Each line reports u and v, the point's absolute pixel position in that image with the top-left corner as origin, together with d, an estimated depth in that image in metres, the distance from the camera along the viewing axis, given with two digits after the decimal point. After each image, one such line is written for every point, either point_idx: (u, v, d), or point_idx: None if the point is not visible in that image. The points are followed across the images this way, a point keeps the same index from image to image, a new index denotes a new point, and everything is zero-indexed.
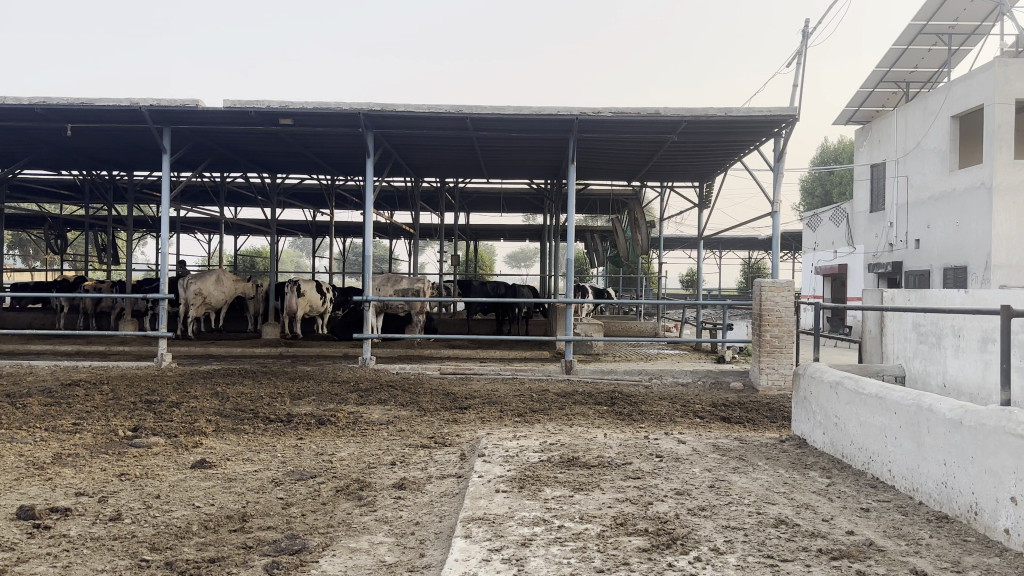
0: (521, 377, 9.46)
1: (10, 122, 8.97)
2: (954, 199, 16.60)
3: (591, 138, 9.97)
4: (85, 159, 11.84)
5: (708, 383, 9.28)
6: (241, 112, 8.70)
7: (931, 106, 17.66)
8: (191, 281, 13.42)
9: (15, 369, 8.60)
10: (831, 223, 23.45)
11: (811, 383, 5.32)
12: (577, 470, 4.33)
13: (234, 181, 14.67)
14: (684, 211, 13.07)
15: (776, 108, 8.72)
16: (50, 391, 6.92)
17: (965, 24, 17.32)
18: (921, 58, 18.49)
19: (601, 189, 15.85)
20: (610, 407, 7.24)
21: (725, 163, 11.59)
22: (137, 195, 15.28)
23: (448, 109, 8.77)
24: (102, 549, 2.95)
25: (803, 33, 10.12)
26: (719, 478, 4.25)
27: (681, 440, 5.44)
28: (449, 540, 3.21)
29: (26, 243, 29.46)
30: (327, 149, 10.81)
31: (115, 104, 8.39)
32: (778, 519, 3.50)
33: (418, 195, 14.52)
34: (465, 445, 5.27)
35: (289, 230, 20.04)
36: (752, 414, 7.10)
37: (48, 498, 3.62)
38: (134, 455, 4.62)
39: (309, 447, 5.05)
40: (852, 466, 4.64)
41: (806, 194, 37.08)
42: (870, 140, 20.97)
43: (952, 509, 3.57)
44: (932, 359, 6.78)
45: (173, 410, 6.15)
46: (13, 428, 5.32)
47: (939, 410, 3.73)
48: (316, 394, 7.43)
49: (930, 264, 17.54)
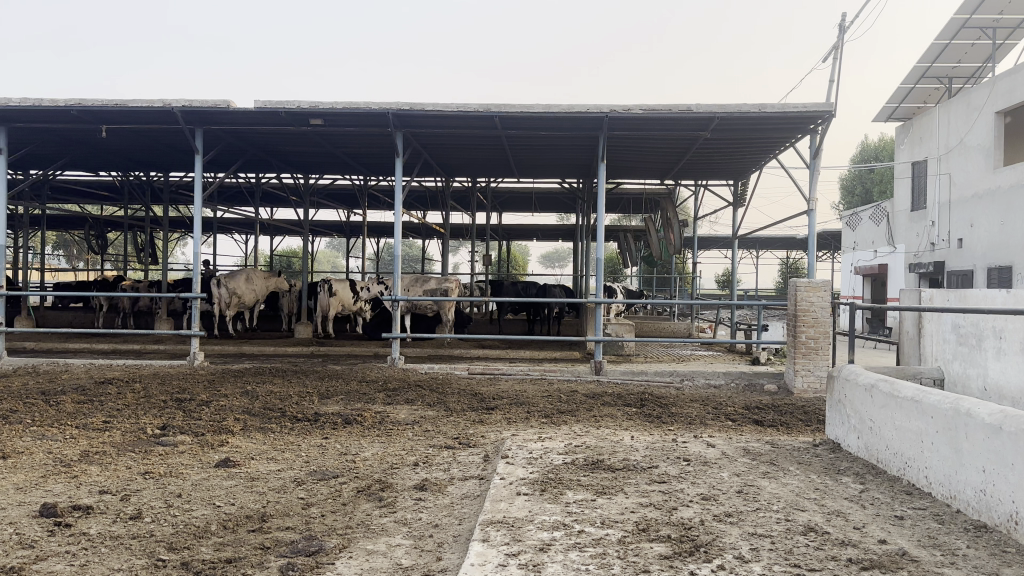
0: (549, 378, 9.38)
1: (50, 125, 9.24)
2: (999, 196, 15.95)
3: (620, 135, 9.83)
4: (121, 161, 12.18)
5: (741, 384, 9.06)
6: (271, 113, 8.82)
7: (975, 101, 17.02)
8: (225, 280, 13.70)
9: (53, 367, 8.86)
10: (871, 221, 22.80)
11: (846, 386, 5.13)
12: (601, 474, 4.24)
13: (267, 183, 14.89)
14: (718, 210, 12.82)
15: (811, 104, 8.47)
16: (85, 389, 7.10)
17: (1010, 17, 16.62)
18: (965, 51, 17.83)
19: (634, 188, 15.67)
20: (639, 409, 7.12)
21: (759, 161, 11.34)
22: (173, 196, 15.61)
23: (475, 107, 8.74)
24: (120, 548, 2.99)
25: (840, 26, 9.87)
26: (748, 483, 4.12)
27: (711, 444, 5.29)
28: (466, 544, 3.16)
29: (70, 244, 30.63)
30: (356, 149, 10.88)
31: (148, 105, 8.57)
32: (807, 526, 3.36)
33: (449, 195, 14.53)
34: (489, 446, 5.23)
35: (322, 231, 20.28)
36: (785, 417, 6.91)
37: (72, 496, 3.68)
38: (160, 453, 4.68)
39: (333, 447, 5.05)
40: (888, 472, 4.46)
41: (846, 192, 36.26)
42: (911, 136, 20.27)
43: (992, 518, 3.38)
44: (972, 361, 6.46)
45: (202, 408, 6.25)
46: (46, 426, 5.46)
47: (977, 414, 3.55)
48: (344, 393, 7.48)
49: (974, 263, 16.89)
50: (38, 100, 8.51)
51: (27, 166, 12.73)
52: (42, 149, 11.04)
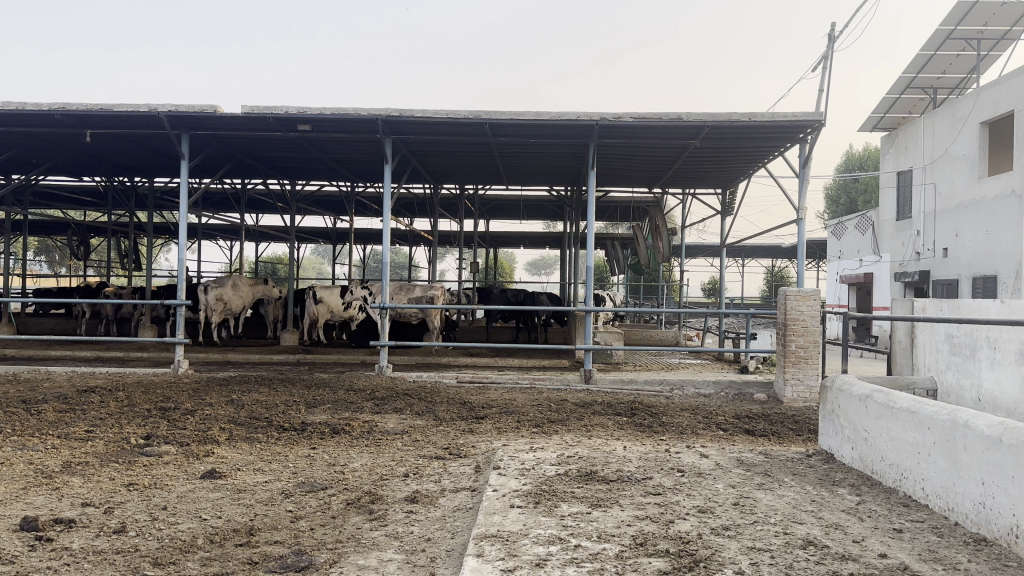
0: (539, 386, 9.29)
1: (32, 128, 9.07)
2: (983, 207, 16.15)
3: (611, 143, 9.81)
4: (106, 166, 12.02)
5: (731, 393, 9.03)
6: (259, 118, 8.71)
7: (960, 112, 17.23)
8: (211, 286, 13.55)
9: (33, 374, 8.67)
10: (856, 230, 23.00)
11: (840, 396, 5.09)
12: (595, 486, 4.17)
13: (254, 188, 14.74)
14: (706, 218, 12.84)
15: (801, 113, 8.52)
16: (67, 397, 6.92)
17: (994, 29, 16.88)
18: (949, 63, 18.08)
19: (622, 197, 15.69)
20: (630, 418, 7.06)
21: (747, 170, 11.39)
22: (159, 201, 15.39)
23: (465, 114, 8.69)
24: (103, 564, 2.87)
25: (830, 36, 9.95)
26: (744, 495, 4.06)
27: (704, 454, 5.24)
28: (461, 559, 3.08)
29: (53, 249, 30.23)
30: (345, 155, 10.79)
31: (133, 109, 8.43)
32: (807, 540, 3.32)
33: (437, 202, 14.46)
34: (481, 456, 5.14)
35: (309, 237, 20.10)
36: (777, 427, 6.89)
37: (54, 509, 3.55)
38: (144, 464, 4.56)
39: (322, 458, 4.94)
40: (883, 483, 4.43)
41: (831, 202, 36.70)
42: (896, 146, 20.49)
43: (991, 531, 3.35)
44: (965, 371, 6.48)
45: (187, 417, 6.12)
46: (26, 435, 5.31)
47: (976, 426, 3.53)
48: (332, 402, 7.37)
49: (959, 273, 17.07)
50: (20, 103, 8.33)
51: (9, 170, 12.52)
52: (24, 152, 10.84)
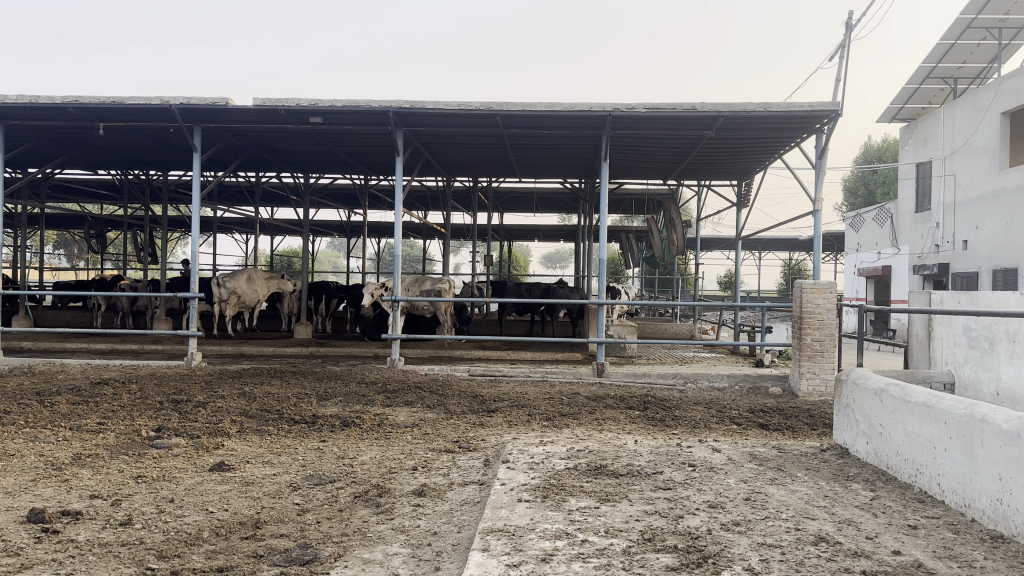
0: (550, 379, 9.26)
1: (47, 123, 9.16)
2: (1004, 198, 15.84)
3: (624, 134, 9.69)
4: (121, 160, 12.12)
5: (745, 387, 8.91)
6: (270, 110, 8.71)
7: (980, 102, 16.89)
8: (224, 280, 13.60)
9: (49, 366, 8.78)
10: (875, 222, 22.66)
11: (854, 390, 5.00)
12: (604, 480, 4.13)
13: (267, 182, 14.80)
14: (722, 210, 12.67)
15: (817, 103, 8.36)
16: (80, 389, 7.00)
17: (1016, 17, 16.46)
18: (970, 52, 17.66)
19: (636, 189, 15.55)
20: (642, 412, 7.02)
21: (763, 161, 11.23)
22: (174, 195, 15.50)
23: (477, 106, 8.63)
24: (108, 557, 2.88)
25: (847, 24, 9.77)
26: (755, 490, 4.00)
27: (716, 449, 5.17)
28: (466, 553, 3.05)
29: (72, 243, 30.81)
30: (357, 148, 10.80)
31: (146, 102, 8.48)
32: (819, 536, 3.26)
33: (450, 194, 14.36)
34: (490, 450, 5.12)
35: (323, 230, 20.17)
36: (791, 421, 6.79)
37: (62, 501, 3.58)
38: (154, 456, 4.58)
39: (331, 451, 4.95)
40: (898, 478, 4.35)
41: (848, 194, 36.30)
42: (915, 137, 20.13)
43: (1008, 528, 3.27)
44: (984, 365, 6.35)
45: (199, 410, 6.16)
46: (39, 427, 5.37)
47: (993, 420, 3.43)
48: (343, 394, 7.38)
49: (978, 265, 16.76)
50: (35, 97, 8.42)
51: (25, 164, 12.65)
52: (39, 146, 10.93)
